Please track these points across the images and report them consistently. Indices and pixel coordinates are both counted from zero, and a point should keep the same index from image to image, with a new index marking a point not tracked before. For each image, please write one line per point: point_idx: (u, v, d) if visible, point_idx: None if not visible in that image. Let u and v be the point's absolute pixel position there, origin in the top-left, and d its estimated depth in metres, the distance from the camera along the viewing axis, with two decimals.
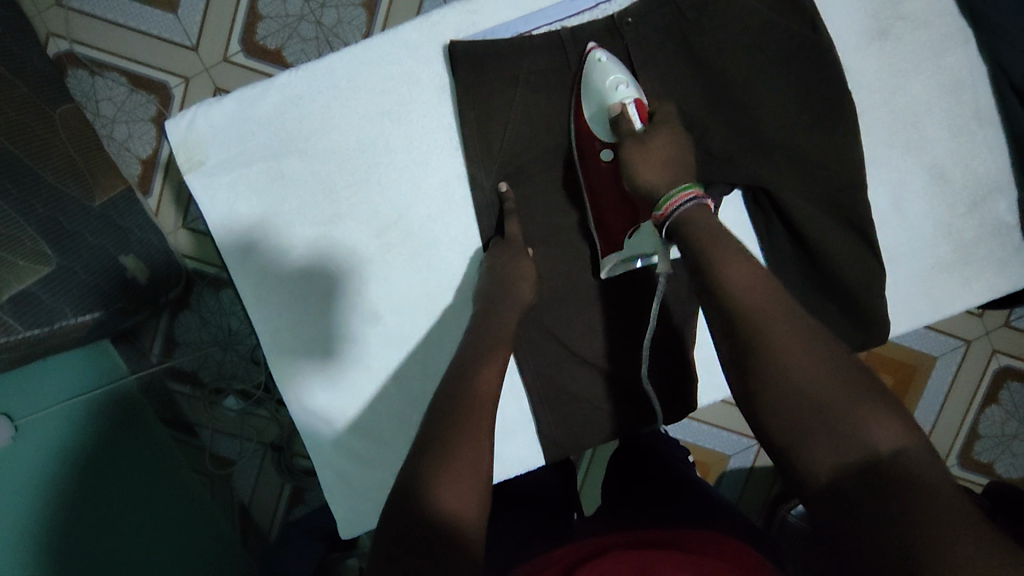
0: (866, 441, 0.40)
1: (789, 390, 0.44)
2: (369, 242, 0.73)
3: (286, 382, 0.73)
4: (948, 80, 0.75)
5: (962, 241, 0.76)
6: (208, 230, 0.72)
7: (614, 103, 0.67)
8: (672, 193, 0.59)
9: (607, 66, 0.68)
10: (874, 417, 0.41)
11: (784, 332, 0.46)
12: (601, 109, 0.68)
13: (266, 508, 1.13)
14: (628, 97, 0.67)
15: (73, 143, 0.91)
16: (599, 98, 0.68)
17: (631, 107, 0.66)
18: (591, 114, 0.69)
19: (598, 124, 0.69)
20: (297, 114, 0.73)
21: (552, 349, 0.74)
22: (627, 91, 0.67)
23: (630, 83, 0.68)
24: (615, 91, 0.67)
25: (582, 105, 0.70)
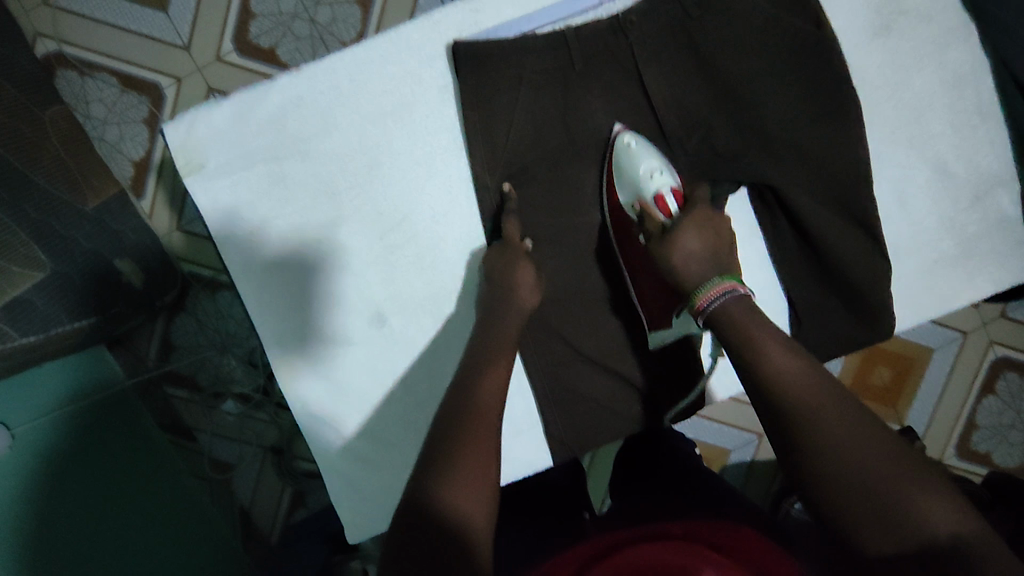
0: (917, 522, 0.41)
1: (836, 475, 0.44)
2: (372, 245, 0.72)
3: (290, 388, 0.72)
4: (950, 75, 0.75)
5: (965, 236, 0.76)
6: (209, 234, 0.71)
7: (651, 190, 0.67)
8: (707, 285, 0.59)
9: (640, 152, 0.69)
10: (925, 498, 0.42)
11: (827, 416, 0.47)
12: (635, 195, 0.69)
13: (267, 511, 1.13)
14: (665, 186, 0.67)
15: (64, 146, 0.89)
16: (634, 186, 0.69)
17: (668, 197, 0.66)
18: (625, 198, 0.70)
19: (631, 207, 0.70)
20: (298, 115, 0.71)
21: (557, 350, 0.73)
22: (664, 180, 0.67)
23: (665, 171, 0.68)
24: (650, 180, 0.68)
25: (616, 191, 0.71)
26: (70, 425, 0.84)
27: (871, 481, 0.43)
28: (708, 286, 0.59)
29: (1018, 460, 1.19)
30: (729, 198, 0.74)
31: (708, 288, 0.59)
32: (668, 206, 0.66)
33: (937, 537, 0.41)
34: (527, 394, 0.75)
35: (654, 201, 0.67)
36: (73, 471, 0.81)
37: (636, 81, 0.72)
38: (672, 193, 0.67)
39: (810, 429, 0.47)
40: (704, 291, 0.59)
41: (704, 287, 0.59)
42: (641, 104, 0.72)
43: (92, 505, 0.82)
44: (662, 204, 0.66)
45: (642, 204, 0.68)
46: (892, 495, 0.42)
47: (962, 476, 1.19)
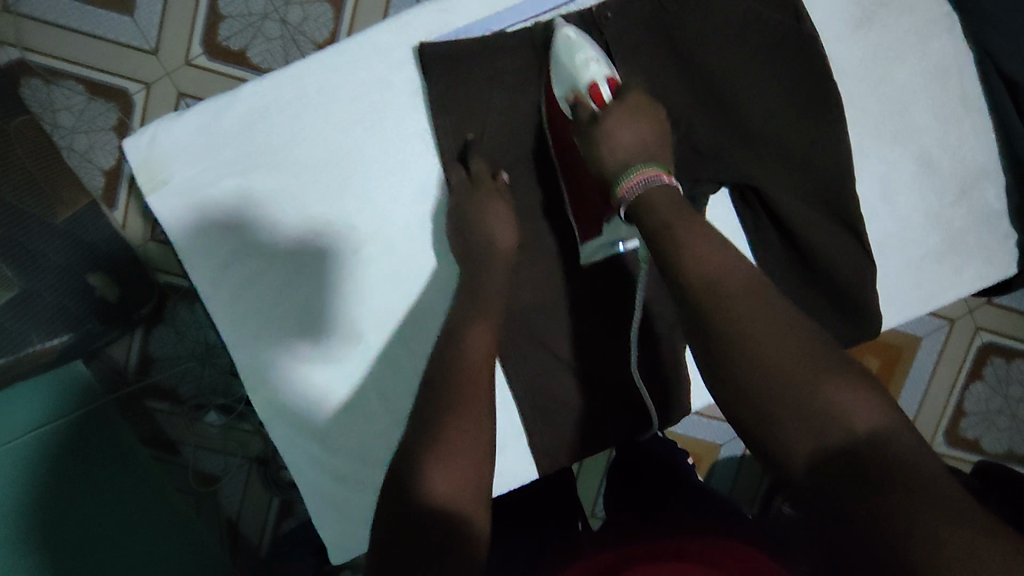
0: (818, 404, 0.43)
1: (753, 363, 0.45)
2: (347, 257, 0.70)
3: (264, 409, 0.69)
4: (933, 66, 0.74)
5: (951, 229, 0.75)
6: (176, 251, 0.68)
7: (585, 79, 0.65)
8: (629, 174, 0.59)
9: (578, 41, 0.66)
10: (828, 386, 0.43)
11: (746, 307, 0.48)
12: (569, 84, 0.66)
13: (255, 523, 1.09)
14: (599, 74, 0.65)
15: (33, 157, 0.85)
16: (568, 72, 0.66)
17: (602, 86, 0.65)
18: (559, 87, 0.67)
19: (564, 96, 0.67)
20: (265, 125, 0.69)
21: (540, 357, 0.72)
22: (597, 68, 0.65)
23: (600, 60, 0.66)
24: (585, 70, 0.65)
25: (550, 79, 0.68)
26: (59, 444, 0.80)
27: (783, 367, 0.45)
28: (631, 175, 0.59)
29: (1006, 445, 1.19)
30: (710, 199, 0.73)
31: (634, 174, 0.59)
32: (601, 94, 0.65)
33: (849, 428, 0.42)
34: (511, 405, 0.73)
35: (588, 89, 0.65)
36: (60, 500, 0.79)
37: None
38: (607, 83, 0.65)
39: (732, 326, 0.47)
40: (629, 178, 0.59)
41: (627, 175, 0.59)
42: None
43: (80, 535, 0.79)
44: (596, 92, 0.65)
45: (574, 94, 0.66)
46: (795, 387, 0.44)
47: (953, 463, 1.18)
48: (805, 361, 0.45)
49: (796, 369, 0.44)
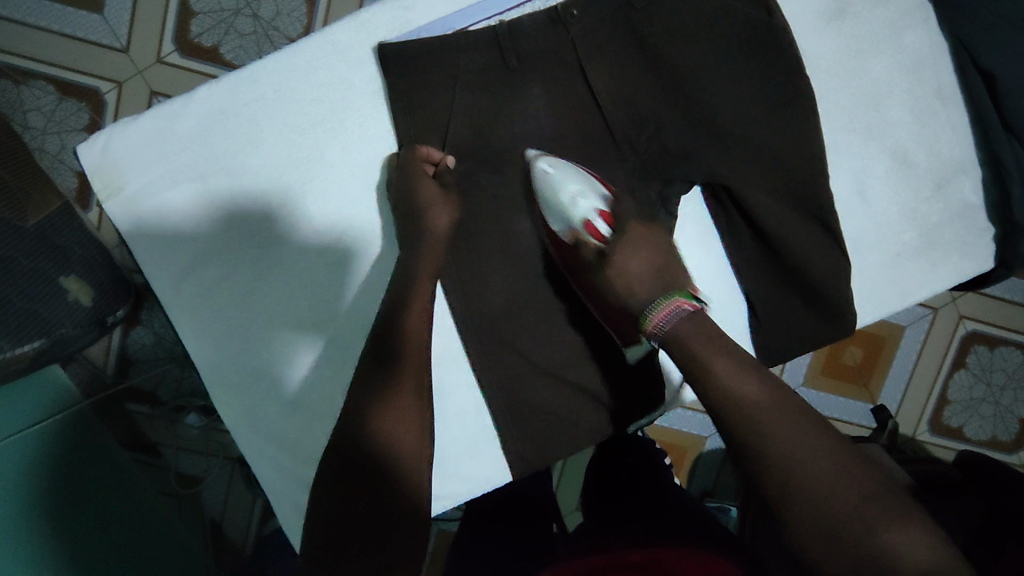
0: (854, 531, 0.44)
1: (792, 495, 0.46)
2: (310, 264, 0.68)
3: (231, 418, 0.68)
4: (909, 59, 0.73)
5: (927, 223, 0.74)
6: (136, 259, 0.67)
7: (578, 218, 0.66)
8: (656, 302, 0.59)
9: (560, 178, 0.67)
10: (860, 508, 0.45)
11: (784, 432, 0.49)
12: (566, 223, 0.68)
13: (238, 524, 1.08)
14: (590, 210, 0.66)
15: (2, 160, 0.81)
16: (562, 213, 0.67)
17: (596, 220, 0.66)
18: (557, 226, 0.68)
19: (565, 234, 0.68)
20: (222, 129, 0.67)
21: (512, 360, 0.71)
22: (587, 204, 0.66)
23: (587, 191, 0.67)
24: (575, 207, 0.67)
25: (545, 217, 0.69)
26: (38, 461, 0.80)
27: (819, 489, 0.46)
28: (656, 305, 0.59)
29: (989, 432, 1.20)
30: (681, 199, 0.73)
31: (658, 305, 0.58)
32: (598, 229, 0.66)
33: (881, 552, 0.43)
34: (485, 412, 0.72)
35: (584, 227, 0.67)
36: (43, 512, 0.78)
37: (581, 76, 0.68)
38: (600, 216, 0.66)
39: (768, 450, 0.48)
40: (654, 309, 0.58)
41: (651, 307, 0.58)
42: (585, 100, 0.69)
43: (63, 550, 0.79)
44: (593, 229, 0.66)
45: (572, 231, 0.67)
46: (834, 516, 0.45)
47: (936, 452, 1.19)
48: (814, 447, 0.48)
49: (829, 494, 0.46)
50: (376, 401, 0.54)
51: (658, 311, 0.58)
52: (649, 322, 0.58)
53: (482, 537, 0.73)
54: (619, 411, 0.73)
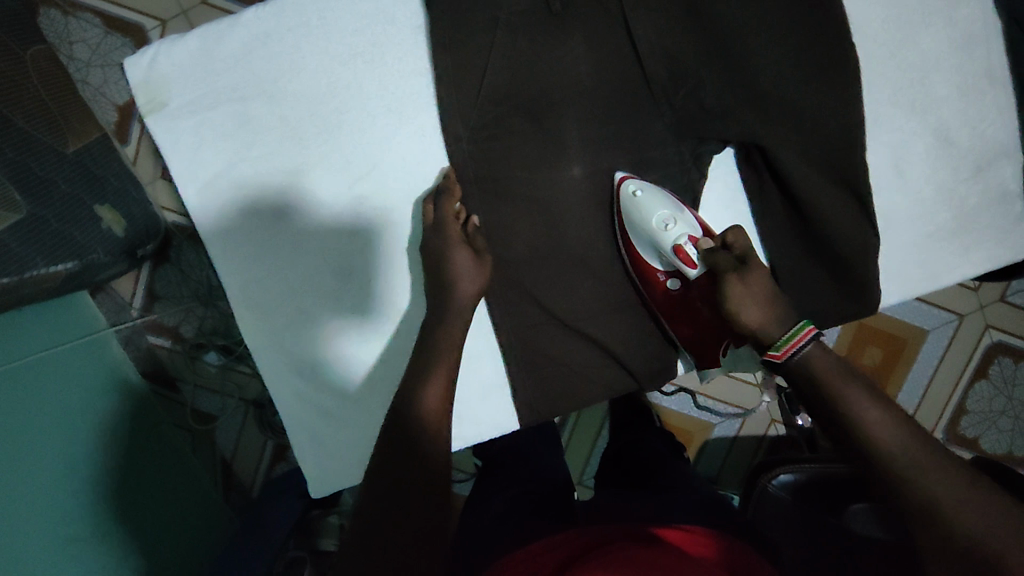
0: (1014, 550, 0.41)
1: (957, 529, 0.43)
2: (341, 195, 0.69)
3: (253, 339, 0.70)
4: (959, 36, 0.70)
5: (962, 210, 0.73)
6: (172, 176, 0.68)
7: (666, 244, 0.66)
8: (788, 331, 0.58)
9: (649, 202, 0.67)
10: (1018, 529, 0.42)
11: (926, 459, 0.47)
12: (656, 250, 0.68)
13: (249, 464, 1.10)
14: (680, 235, 0.65)
15: (47, 89, 0.84)
16: (651, 238, 0.67)
17: (689, 247, 0.65)
18: (648, 254, 0.68)
19: (655, 260, 0.68)
20: (265, 53, 0.68)
21: (530, 310, 0.71)
22: (677, 230, 0.66)
23: (677, 218, 0.66)
24: (666, 231, 0.66)
25: (634, 243, 0.69)
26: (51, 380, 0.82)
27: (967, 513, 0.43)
28: (793, 333, 0.57)
29: (1006, 446, 1.17)
30: (712, 158, 0.72)
31: (794, 331, 0.57)
32: (689, 256, 0.65)
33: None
34: (496, 358, 0.73)
35: (676, 255, 0.65)
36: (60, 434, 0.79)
37: (624, 29, 0.68)
38: (692, 242, 0.65)
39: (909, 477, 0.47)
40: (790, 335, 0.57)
41: (786, 334, 0.57)
42: (625, 55, 0.68)
43: (79, 484, 0.79)
44: (683, 256, 0.65)
45: (663, 256, 0.67)
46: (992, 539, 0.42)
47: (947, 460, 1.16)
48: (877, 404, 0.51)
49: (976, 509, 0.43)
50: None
51: (791, 339, 0.57)
52: (782, 347, 0.57)
53: (497, 497, 0.75)
54: (633, 371, 0.73)
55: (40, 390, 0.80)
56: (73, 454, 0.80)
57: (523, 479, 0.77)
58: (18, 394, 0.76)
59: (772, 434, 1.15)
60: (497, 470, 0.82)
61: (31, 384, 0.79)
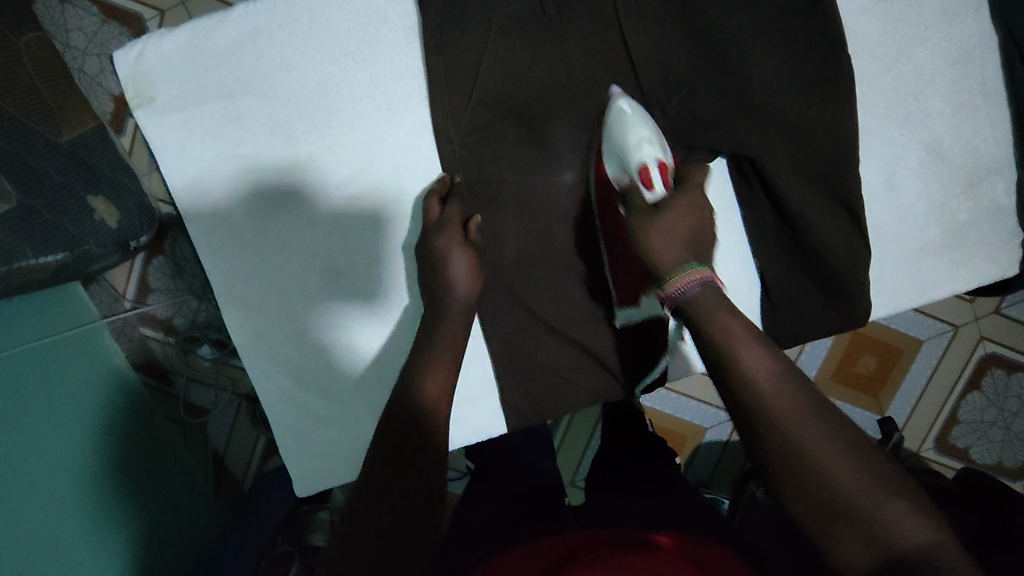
0: (896, 541, 0.41)
1: (843, 525, 0.42)
2: (326, 190, 0.69)
3: (239, 336, 0.70)
4: (956, 50, 0.70)
5: (955, 224, 0.72)
6: (161, 172, 0.68)
7: (634, 162, 0.64)
8: (681, 268, 0.53)
9: (632, 119, 0.65)
10: (899, 507, 0.42)
11: (804, 435, 0.44)
12: (622, 167, 0.66)
13: (240, 458, 1.10)
14: (650, 157, 0.64)
15: (40, 77, 0.83)
16: (620, 155, 0.66)
17: (654, 169, 0.63)
18: (613, 170, 0.67)
19: (617, 180, 0.67)
20: (255, 49, 0.68)
21: (519, 315, 0.71)
22: (650, 151, 0.64)
23: (655, 140, 0.65)
24: (637, 150, 0.64)
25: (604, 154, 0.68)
26: (42, 371, 0.82)
27: (849, 501, 0.42)
28: (686, 269, 0.53)
29: (995, 457, 1.17)
30: (707, 166, 0.71)
31: (683, 270, 0.53)
32: (651, 178, 0.63)
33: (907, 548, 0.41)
34: (485, 361, 0.72)
35: (639, 174, 0.64)
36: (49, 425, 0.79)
37: (618, 35, 0.67)
38: (658, 167, 0.64)
39: (792, 470, 0.44)
40: (678, 274, 0.53)
41: (674, 272, 0.53)
42: (619, 61, 0.68)
43: (69, 474, 0.79)
44: (646, 176, 0.63)
45: (625, 177, 0.65)
46: (878, 532, 0.41)
47: (937, 470, 1.16)
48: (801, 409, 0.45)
49: (860, 496, 0.42)
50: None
51: (679, 279, 0.52)
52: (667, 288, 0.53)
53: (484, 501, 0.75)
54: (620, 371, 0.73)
55: (28, 379, 0.79)
56: (63, 445, 0.80)
57: (512, 481, 0.78)
58: (6, 384, 0.76)
59: None
60: (490, 469, 0.82)
61: (21, 375, 0.78)
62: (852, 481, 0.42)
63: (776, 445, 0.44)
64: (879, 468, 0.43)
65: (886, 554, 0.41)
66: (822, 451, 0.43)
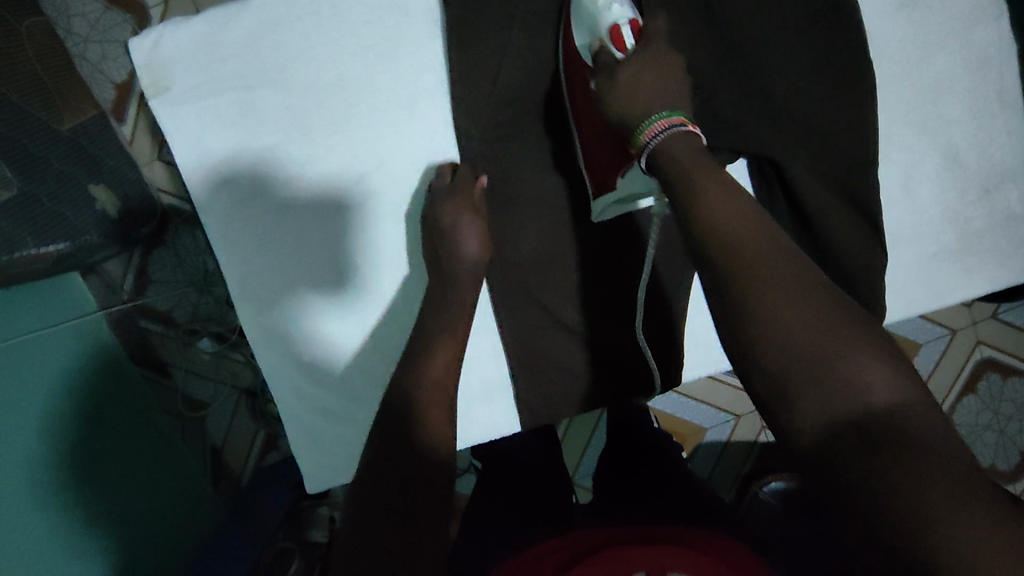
0: (862, 400, 0.36)
1: (799, 387, 0.37)
2: (308, 174, 0.68)
3: (252, 328, 0.69)
4: (974, 57, 0.70)
5: (968, 229, 0.73)
6: (175, 162, 0.67)
7: (605, 23, 0.59)
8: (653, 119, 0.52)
9: None
10: (874, 370, 0.36)
11: (771, 285, 0.39)
12: (592, 34, 0.61)
13: (239, 453, 1.07)
14: (621, 17, 0.59)
15: (42, 63, 0.81)
16: (590, 20, 0.61)
17: (625, 28, 0.58)
18: (582, 40, 0.62)
19: (585, 49, 0.62)
20: (273, 40, 0.67)
21: (533, 313, 0.71)
22: (621, 11, 0.59)
23: (625, 0, 0.60)
24: (607, 11, 0.59)
25: (573, 28, 0.63)
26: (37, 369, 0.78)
27: (818, 358, 0.37)
28: (654, 119, 0.51)
29: (989, 460, 1.17)
30: (727, 166, 0.71)
31: (654, 120, 0.51)
32: (623, 37, 0.58)
33: (872, 408, 0.35)
34: (499, 359, 0.72)
35: (610, 35, 0.59)
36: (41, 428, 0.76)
37: None
38: (630, 25, 0.58)
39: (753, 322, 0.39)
40: (649, 125, 0.51)
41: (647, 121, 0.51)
42: None
43: None
44: (617, 36, 0.58)
45: (594, 42, 0.60)
46: (844, 394, 0.36)
47: None
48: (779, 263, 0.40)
49: (824, 349, 0.37)
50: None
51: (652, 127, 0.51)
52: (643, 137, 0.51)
53: (494, 501, 0.74)
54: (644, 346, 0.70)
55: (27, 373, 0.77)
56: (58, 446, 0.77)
57: (519, 481, 0.77)
58: None
59: (762, 440, 1.16)
60: (496, 466, 0.82)
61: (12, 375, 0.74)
62: (823, 336, 0.37)
63: (738, 297, 0.40)
64: (853, 338, 0.38)
65: (849, 415, 0.35)
66: (789, 306, 0.39)
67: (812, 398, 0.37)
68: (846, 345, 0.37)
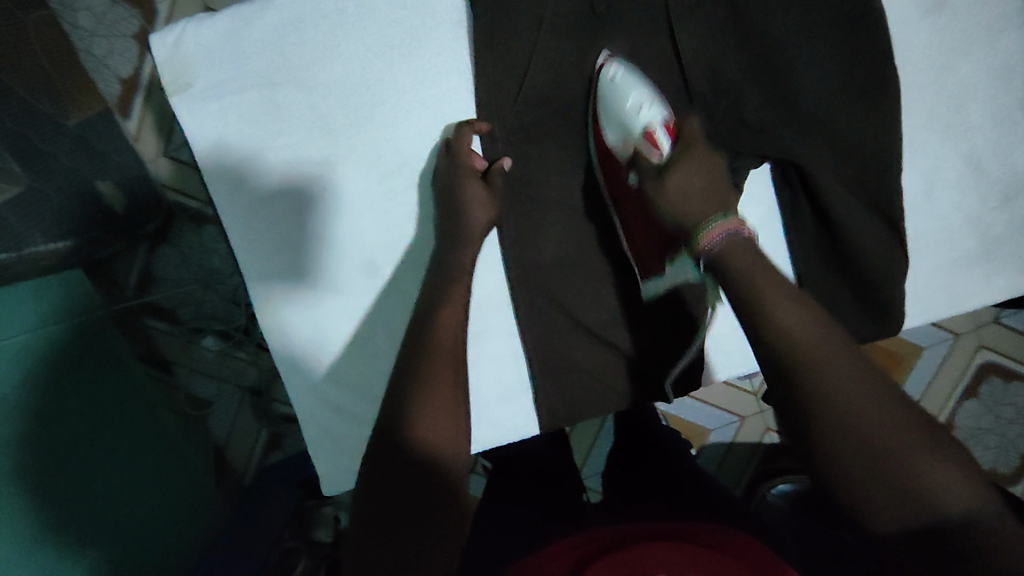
0: (938, 507, 0.41)
1: (872, 494, 0.42)
2: (279, 169, 0.67)
3: (271, 328, 0.68)
4: (998, 64, 0.70)
5: (987, 236, 0.73)
6: (195, 159, 0.66)
7: (639, 126, 0.64)
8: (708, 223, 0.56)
9: (627, 83, 0.65)
10: (946, 471, 0.41)
11: (843, 382, 0.45)
12: (624, 131, 0.65)
13: (242, 450, 1.05)
14: (653, 120, 0.64)
15: (51, 57, 0.79)
16: (621, 120, 0.65)
17: (658, 132, 0.63)
18: (613, 137, 0.66)
19: (617, 146, 0.66)
20: (298, 38, 0.66)
21: (552, 314, 0.70)
22: (651, 113, 0.64)
23: (653, 101, 0.64)
24: (638, 114, 0.64)
25: (600, 121, 0.67)
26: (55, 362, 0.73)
27: (894, 459, 0.42)
28: (713, 223, 0.55)
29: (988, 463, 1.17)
30: (750, 172, 0.71)
31: (711, 223, 0.55)
32: (658, 140, 0.63)
33: (949, 517, 0.41)
34: (519, 361, 0.72)
35: (644, 138, 0.64)
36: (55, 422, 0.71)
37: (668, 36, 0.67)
38: (663, 129, 0.64)
39: (842, 436, 0.43)
40: (707, 228, 0.55)
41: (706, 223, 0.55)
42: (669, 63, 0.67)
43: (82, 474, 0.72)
44: (653, 140, 0.63)
45: (628, 140, 0.65)
46: (916, 499, 0.41)
47: None
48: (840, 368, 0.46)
49: (892, 454, 0.42)
50: (438, 337, 0.54)
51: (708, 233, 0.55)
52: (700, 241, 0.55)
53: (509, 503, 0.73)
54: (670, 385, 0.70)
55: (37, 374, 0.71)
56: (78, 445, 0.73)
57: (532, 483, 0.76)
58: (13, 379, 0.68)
59: (767, 441, 1.16)
60: (507, 467, 0.81)
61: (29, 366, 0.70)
62: (896, 438, 0.43)
63: (810, 395, 0.45)
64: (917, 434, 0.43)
65: (927, 518, 0.41)
66: (857, 406, 0.44)
67: (886, 508, 0.42)
68: (913, 453, 0.42)
